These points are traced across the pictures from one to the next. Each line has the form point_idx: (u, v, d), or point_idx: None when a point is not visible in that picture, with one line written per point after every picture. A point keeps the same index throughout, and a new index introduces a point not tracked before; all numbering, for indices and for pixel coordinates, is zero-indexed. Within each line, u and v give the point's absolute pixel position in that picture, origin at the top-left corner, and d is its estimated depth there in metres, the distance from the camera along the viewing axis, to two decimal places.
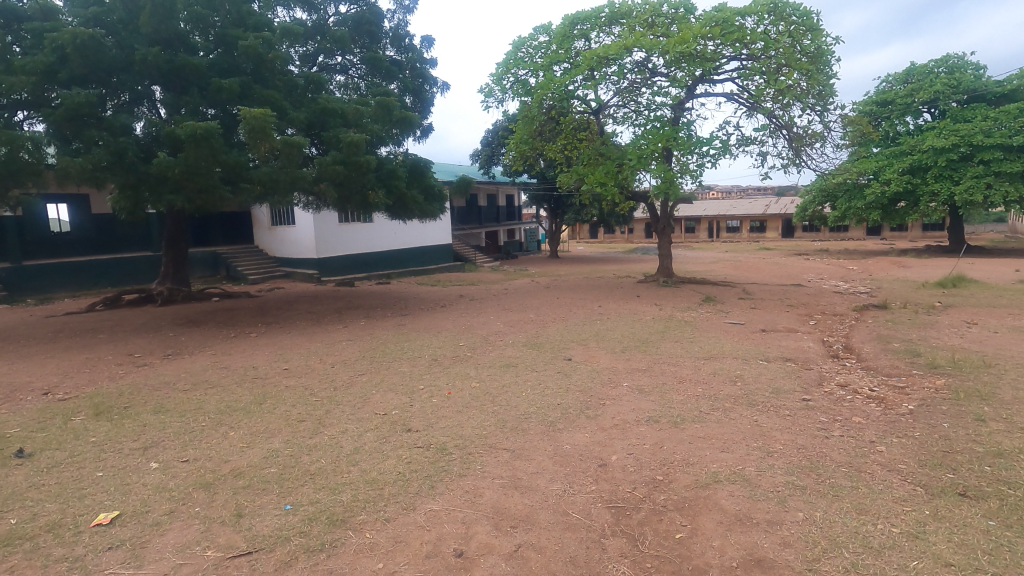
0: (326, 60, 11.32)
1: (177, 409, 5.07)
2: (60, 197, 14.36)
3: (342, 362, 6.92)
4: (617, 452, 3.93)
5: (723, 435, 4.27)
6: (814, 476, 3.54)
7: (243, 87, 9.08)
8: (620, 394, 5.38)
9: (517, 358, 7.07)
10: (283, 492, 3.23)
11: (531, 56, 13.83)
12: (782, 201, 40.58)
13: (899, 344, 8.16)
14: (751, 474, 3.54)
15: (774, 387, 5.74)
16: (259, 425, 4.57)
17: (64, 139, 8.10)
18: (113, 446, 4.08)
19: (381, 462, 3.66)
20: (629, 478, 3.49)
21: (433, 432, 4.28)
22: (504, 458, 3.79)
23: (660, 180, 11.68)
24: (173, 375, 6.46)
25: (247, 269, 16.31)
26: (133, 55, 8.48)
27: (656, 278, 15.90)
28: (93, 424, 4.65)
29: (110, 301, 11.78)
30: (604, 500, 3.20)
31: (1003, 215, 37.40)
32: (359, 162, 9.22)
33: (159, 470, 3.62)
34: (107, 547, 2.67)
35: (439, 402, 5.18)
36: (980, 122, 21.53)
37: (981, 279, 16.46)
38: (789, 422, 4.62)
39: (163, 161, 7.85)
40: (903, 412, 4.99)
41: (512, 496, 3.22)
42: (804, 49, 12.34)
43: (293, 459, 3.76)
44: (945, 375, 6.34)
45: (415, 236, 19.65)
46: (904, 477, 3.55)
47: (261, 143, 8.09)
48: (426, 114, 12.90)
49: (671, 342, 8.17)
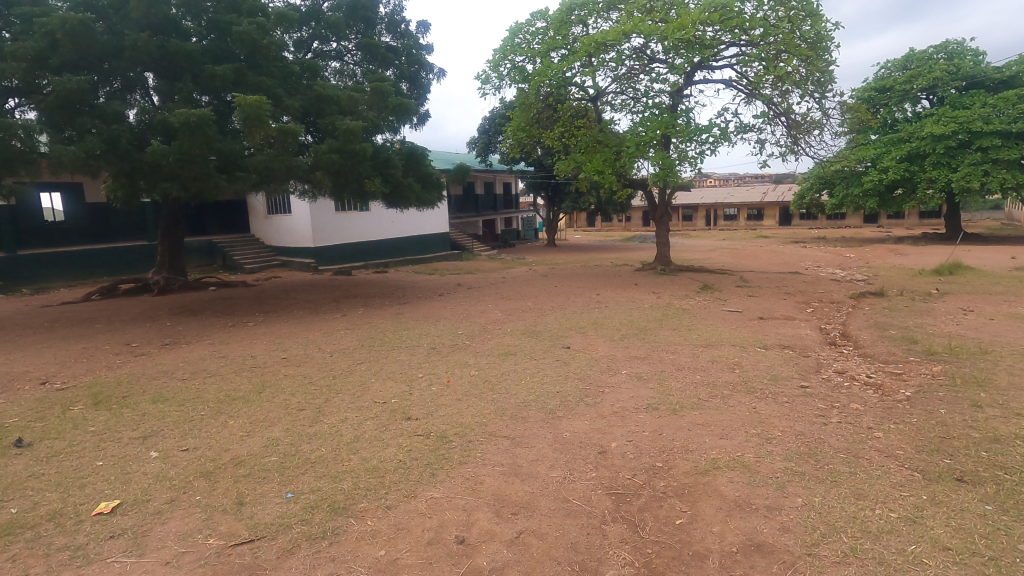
0: (321, 46, 11.26)
1: (177, 398, 5.07)
2: (53, 185, 14.19)
3: (341, 351, 6.92)
4: (617, 439, 3.95)
5: (722, 422, 4.28)
6: (812, 462, 3.56)
7: (237, 74, 9.01)
8: (619, 382, 5.40)
9: (516, 346, 7.09)
10: (285, 480, 3.22)
11: (528, 42, 13.72)
12: (781, 189, 40.50)
13: (896, 331, 8.23)
14: (750, 460, 3.56)
15: (773, 373, 5.78)
16: (259, 414, 4.57)
17: (56, 126, 8.03)
18: (112, 435, 4.08)
19: (382, 451, 3.66)
20: (629, 465, 3.51)
21: (433, 421, 4.29)
22: (504, 445, 3.80)
23: (659, 167, 11.65)
24: (171, 364, 6.48)
25: (244, 259, 16.29)
26: (124, 41, 8.37)
27: (654, 266, 15.87)
28: (92, 414, 4.64)
29: (106, 290, 11.75)
30: (604, 487, 3.22)
31: (1000, 203, 37.61)
32: (355, 150, 9.18)
33: (160, 459, 3.62)
34: (108, 535, 2.67)
35: (438, 390, 5.18)
36: (979, 108, 21.50)
37: (977, 266, 16.55)
38: (787, 409, 4.64)
39: (157, 149, 7.79)
40: (900, 398, 5.03)
41: (513, 483, 3.23)
42: (803, 35, 12.31)
43: (293, 447, 3.76)
44: (941, 361, 6.39)
45: (412, 225, 19.57)
46: (901, 462, 3.59)
47: (256, 131, 8.04)
48: (424, 100, 12.85)
49: (669, 329, 8.19)
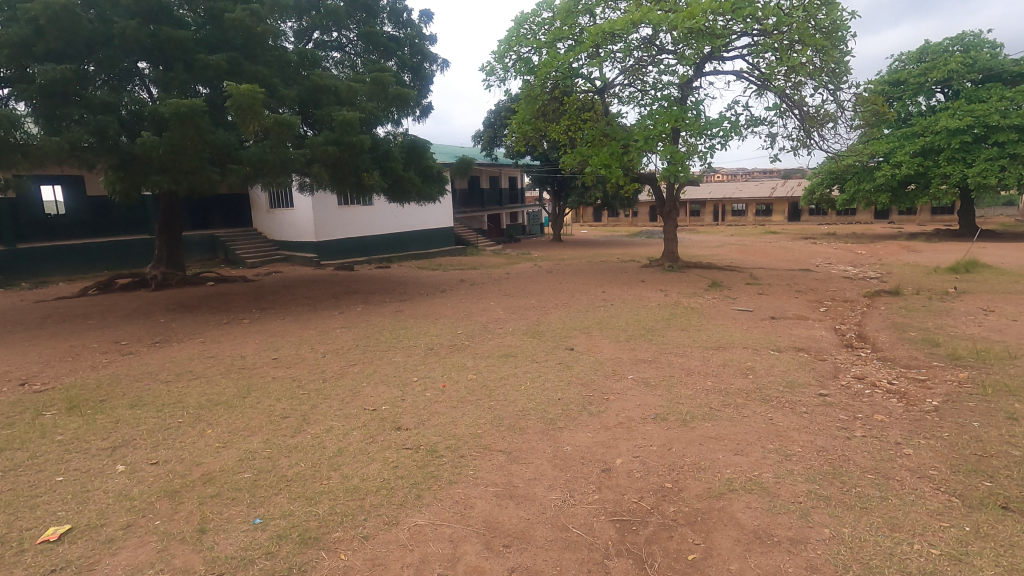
0: (321, 36, 10.98)
1: (156, 403, 4.79)
2: (54, 178, 14.00)
3: (334, 351, 6.63)
4: (622, 454, 3.63)
5: (736, 435, 3.96)
6: (837, 484, 3.24)
7: (232, 63, 8.72)
8: (624, 388, 5.07)
9: (517, 347, 6.77)
10: (255, 502, 2.92)
11: (534, 33, 13.35)
12: (790, 184, 39.94)
13: (917, 333, 7.85)
14: (769, 482, 3.24)
15: (788, 380, 5.44)
16: (240, 422, 4.27)
17: (45, 117, 7.79)
18: (79, 446, 3.80)
19: (365, 467, 3.36)
20: (636, 486, 3.20)
21: (425, 431, 3.98)
22: (499, 461, 3.49)
23: (668, 162, 11.32)
24: (157, 365, 6.22)
25: (244, 253, 16.05)
26: (113, 29, 8.07)
27: (661, 262, 15.51)
28: (64, 419, 4.37)
29: (102, 285, 11.52)
30: (608, 513, 2.91)
31: (1013, 199, 37.03)
32: (352, 142, 8.87)
33: (125, 474, 3.33)
34: (49, 570, 2.38)
35: (433, 396, 4.88)
36: (996, 102, 20.90)
37: (995, 264, 16.05)
38: (807, 421, 4.30)
39: (146, 140, 7.52)
40: (927, 409, 4.69)
41: (507, 507, 2.92)
42: (818, 24, 11.88)
43: (270, 462, 3.46)
44: (968, 367, 6.02)
45: (415, 219, 19.24)
46: (936, 485, 3.26)
47: (249, 121, 7.74)
48: (426, 92, 12.50)
49: (677, 330, 7.86)
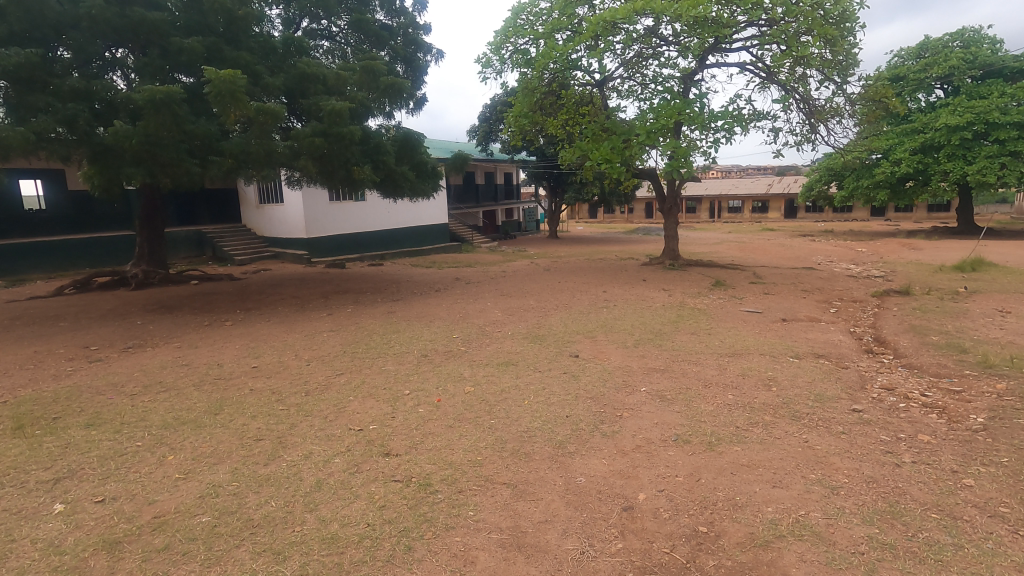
0: (311, 24, 10.41)
1: (116, 422, 4.26)
2: (33, 172, 13.41)
3: (319, 359, 6.12)
4: (644, 488, 3.14)
5: (771, 462, 3.48)
6: (900, 528, 2.77)
7: (211, 48, 8.15)
8: (638, 403, 4.58)
9: (517, 354, 6.28)
10: (211, 559, 2.43)
11: (530, 23, 12.81)
12: (787, 179, 39.65)
13: (938, 338, 7.39)
14: (820, 524, 2.77)
15: (816, 393, 4.94)
16: (208, 445, 3.77)
17: (8, 105, 7.21)
18: (14, 478, 3.27)
19: (346, 506, 2.86)
20: (665, 531, 2.72)
21: (417, 459, 3.49)
22: (504, 497, 3.00)
23: (671, 158, 10.84)
24: (125, 374, 5.67)
25: (232, 250, 15.45)
26: (80, 9, 7.46)
27: (662, 259, 15.05)
28: (3, 444, 3.83)
29: (79, 285, 10.92)
30: (636, 569, 2.44)
31: (1009, 196, 36.83)
32: (341, 133, 8.30)
33: (61, 517, 2.81)
34: None
35: (426, 413, 4.37)
36: (997, 98, 20.51)
37: (1000, 262, 15.68)
38: (847, 443, 3.82)
39: (118, 129, 6.95)
40: (976, 427, 4.21)
41: (515, 563, 2.44)
42: (827, 13, 11.38)
43: (235, 500, 2.95)
44: (1003, 377, 5.55)
45: (408, 216, 18.67)
46: (1012, 527, 2.79)
47: (230, 109, 7.17)
48: (420, 84, 11.96)
49: (686, 333, 7.40)
